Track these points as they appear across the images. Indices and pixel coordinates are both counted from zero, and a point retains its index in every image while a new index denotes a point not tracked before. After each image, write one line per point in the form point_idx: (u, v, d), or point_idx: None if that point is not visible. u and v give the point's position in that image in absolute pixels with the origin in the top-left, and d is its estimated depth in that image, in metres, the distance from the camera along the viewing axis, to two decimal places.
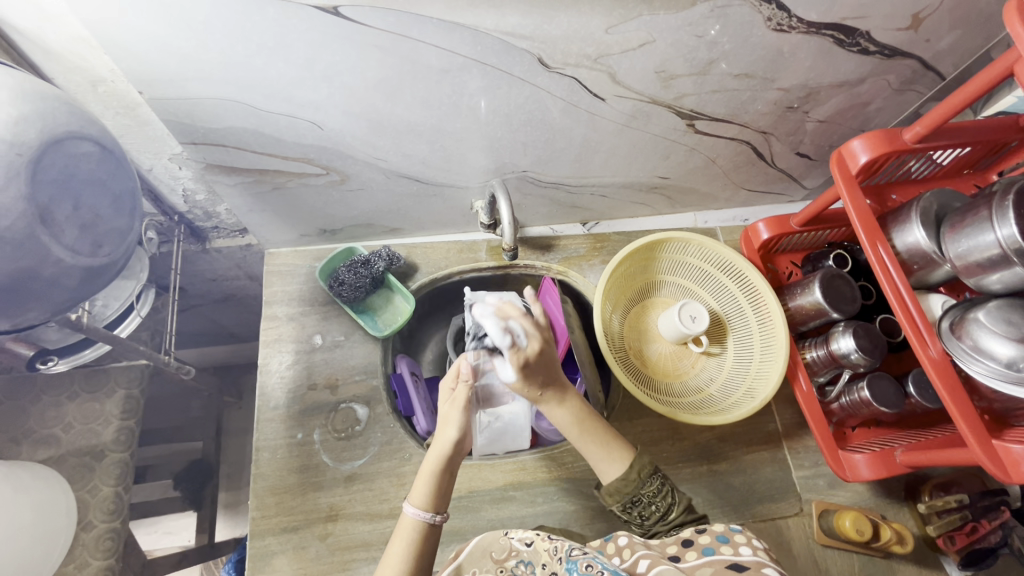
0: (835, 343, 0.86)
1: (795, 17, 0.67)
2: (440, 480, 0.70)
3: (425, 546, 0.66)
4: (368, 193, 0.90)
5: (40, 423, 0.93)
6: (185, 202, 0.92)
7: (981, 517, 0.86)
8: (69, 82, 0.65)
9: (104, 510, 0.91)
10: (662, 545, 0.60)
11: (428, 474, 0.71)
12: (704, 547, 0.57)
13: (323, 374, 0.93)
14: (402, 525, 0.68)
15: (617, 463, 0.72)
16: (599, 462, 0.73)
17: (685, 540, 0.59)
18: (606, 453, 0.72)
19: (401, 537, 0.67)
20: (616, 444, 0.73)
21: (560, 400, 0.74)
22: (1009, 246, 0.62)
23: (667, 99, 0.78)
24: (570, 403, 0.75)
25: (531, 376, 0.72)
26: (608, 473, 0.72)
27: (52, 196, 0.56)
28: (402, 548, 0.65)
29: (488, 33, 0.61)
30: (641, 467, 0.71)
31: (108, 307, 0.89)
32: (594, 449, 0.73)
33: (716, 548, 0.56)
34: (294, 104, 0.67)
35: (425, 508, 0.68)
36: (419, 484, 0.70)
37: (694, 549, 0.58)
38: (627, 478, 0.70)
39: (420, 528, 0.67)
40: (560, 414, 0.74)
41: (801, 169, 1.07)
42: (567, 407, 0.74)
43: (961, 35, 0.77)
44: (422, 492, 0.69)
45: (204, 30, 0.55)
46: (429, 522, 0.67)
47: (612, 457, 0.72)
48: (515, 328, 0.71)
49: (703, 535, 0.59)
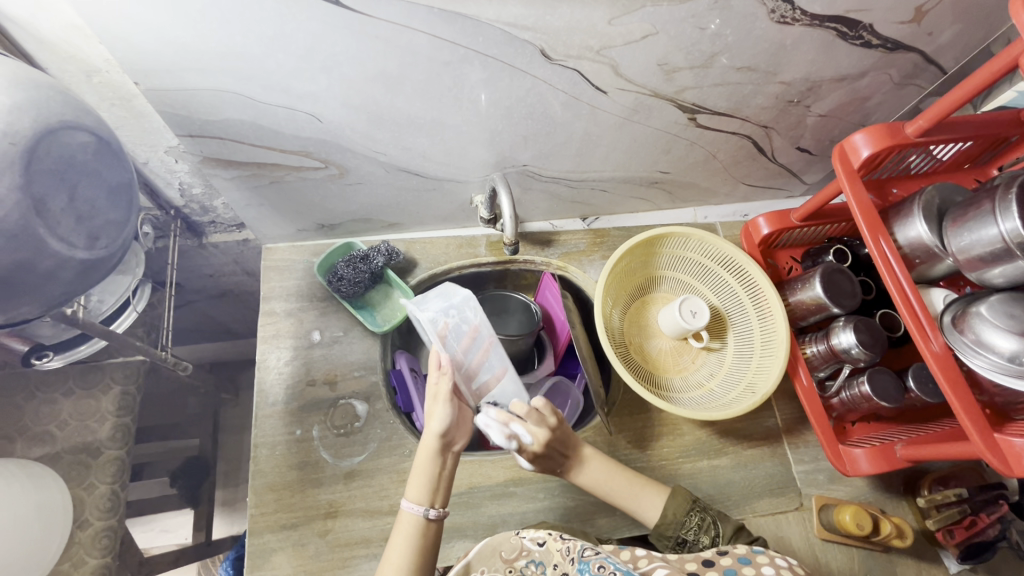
0: (835, 338, 0.86)
1: (798, 9, 0.66)
2: (434, 473, 0.70)
3: (424, 541, 0.67)
4: (367, 187, 0.89)
5: (35, 421, 0.92)
6: (182, 196, 0.91)
7: (981, 511, 0.85)
8: (63, 72, 0.64)
9: (100, 507, 0.90)
10: (680, 561, 0.59)
11: (422, 468, 0.70)
12: (726, 568, 0.58)
13: (322, 369, 0.92)
14: (401, 522, 0.68)
15: (656, 501, 0.75)
16: (641, 509, 0.75)
17: (706, 560, 0.59)
18: (646, 494, 0.76)
19: (401, 532, 0.67)
20: (648, 485, 0.77)
21: (581, 469, 0.77)
22: (1011, 240, 0.62)
23: (669, 92, 0.77)
24: (596, 460, 0.78)
25: (546, 455, 0.74)
26: (649, 515, 0.75)
27: (47, 186, 0.55)
28: (401, 545, 0.66)
29: (490, 24, 0.60)
30: (679, 504, 0.74)
31: (103, 302, 0.88)
32: (633, 495, 0.76)
33: (738, 569, 0.57)
34: (293, 96, 0.66)
35: (420, 503, 0.68)
36: (413, 479, 0.71)
37: (716, 569, 0.58)
38: (667, 517, 0.73)
39: (417, 524, 0.67)
40: (588, 478, 0.76)
41: (801, 164, 1.07)
42: (591, 468, 0.77)
43: (962, 29, 0.76)
44: (416, 486, 0.69)
45: (203, 19, 0.54)
46: (425, 517, 0.68)
47: (649, 494, 0.76)
48: (517, 427, 0.72)
49: (724, 557, 0.59)
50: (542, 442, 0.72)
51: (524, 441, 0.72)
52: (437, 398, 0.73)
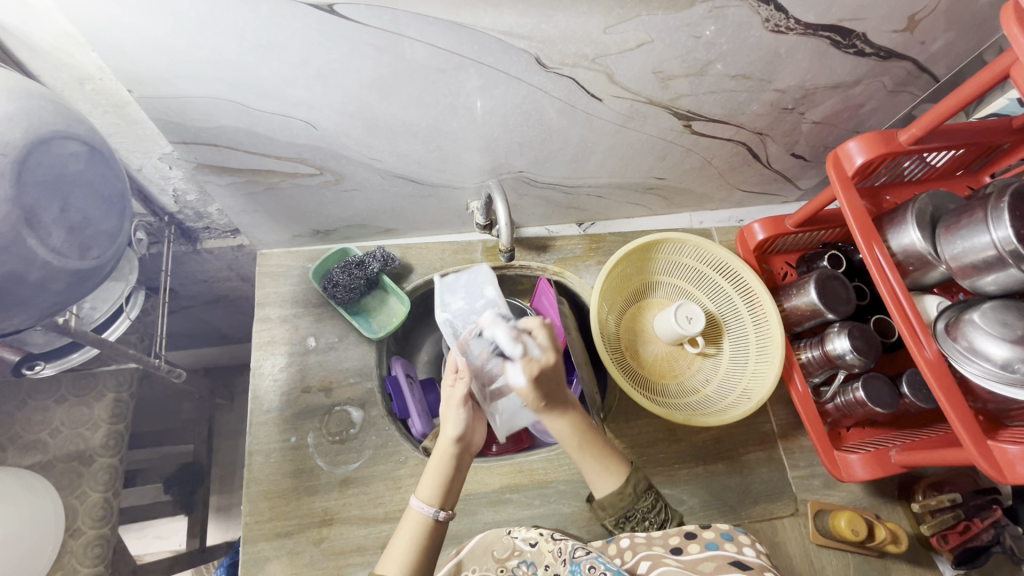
0: (830, 344, 0.86)
1: (792, 19, 0.67)
2: (448, 475, 0.69)
3: (429, 543, 0.65)
4: (362, 193, 0.89)
5: (26, 429, 0.92)
6: (176, 202, 0.90)
7: (975, 517, 0.86)
8: (56, 80, 0.64)
9: (93, 516, 0.89)
10: (664, 537, 0.60)
11: (436, 469, 0.69)
12: (707, 542, 0.57)
13: (317, 376, 0.91)
14: (407, 520, 0.67)
15: (612, 480, 0.70)
16: (594, 474, 0.71)
17: (688, 533, 0.59)
18: (601, 469, 0.71)
19: (407, 530, 0.66)
20: (613, 462, 0.71)
21: (562, 411, 0.72)
22: (1003, 248, 0.62)
23: (664, 99, 0.77)
24: (568, 414, 0.72)
25: (536, 388, 0.69)
26: (600, 486, 0.70)
27: (38, 197, 0.54)
28: (408, 541, 0.65)
29: (485, 32, 0.60)
30: (637, 482, 0.71)
31: (96, 310, 0.87)
32: (590, 462, 0.71)
33: (720, 544, 0.56)
34: (288, 104, 0.66)
35: (431, 504, 0.67)
36: (426, 479, 0.69)
37: (698, 542, 0.58)
38: (622, 493, 0.69)
39: (425, 524, 0.66)
40: (554, 426, 0.73)
41: (796, 170, 1.08)
42: (567, 420, 0.72)
43: (955, 37, 0.77)
44: (430, 486, 0.68)
45: (197, 26, 0.54)
46: (434, 518, 0.66)
47: (608, 472, 0.71)
48: (526, 339, 0.70)
49: (706, 530, 0.59)
50: (535, 372, 0.67)
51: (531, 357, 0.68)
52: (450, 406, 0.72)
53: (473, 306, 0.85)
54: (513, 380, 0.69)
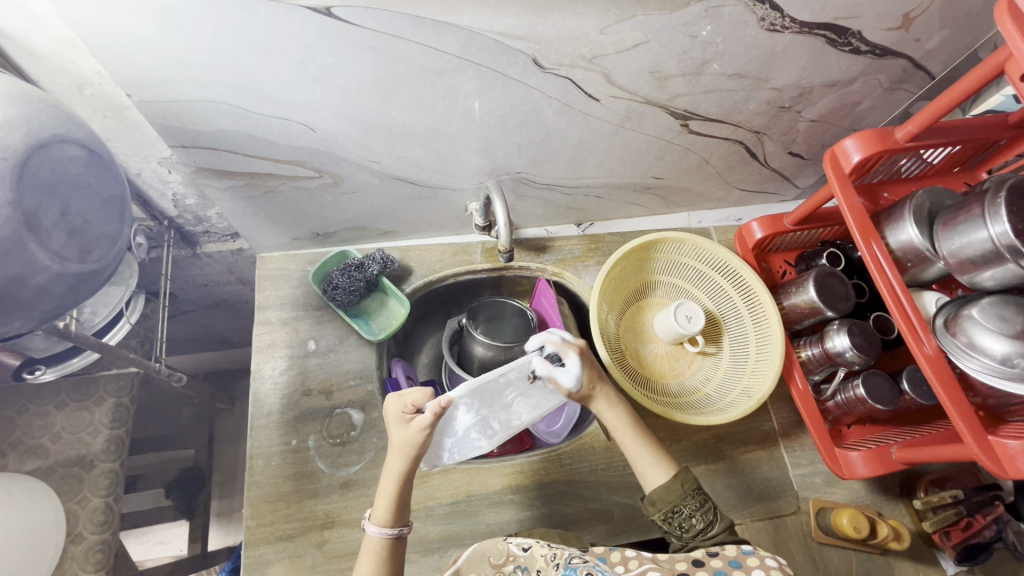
0: (829, 341, 0.86)
1: (788, 17, 0.67)
2: (402, 497, 0.69)
3: (391, 560, 0.67)
4: (361, 196, 0.89)
5: (26, 434, 0.91)
6: (176, 206, 0.91)
7: (977, 513, 0.86)
8: (55, 85, 0.64)
9: (95, 521, 0.90)
10: (670, 561, 0.58)
11: (387, 490, 0.69)
12: (715, 569, 0.57)
13: (318, 379, 0.91)
14: (367, 543, 0.68)
15: (662, 473, 0.73)
16: (646, 468, 0.74)
17: (695, 560, 0.58)
18: (654, 462, 0.74)
19: (366, 554, 0.67)
20: (663, 457, 0.75)
21: (611, 401, 0.79)
22: (1001, 243, 0.62)
23: (661, 99, 0.78)
24: (621, 407, 0.79)
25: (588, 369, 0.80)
26: (651, 480, 0.73)
27: (38, 201, 0.55)
28: (366, 567, 0.65)
29: (482, 34, 0.60)
30: (685, 478, 0.71)
31: (97, 314, 0.88)
32: (644, 454, 0.75)
33: (728, 571, 0.56)
34: (286, 107, 0.66)
35: (387, 526, 0.68)
36: (379, 501, 0.69)
37: (705, 569, 0.57)
38: (670, 487, 0.71)
39: (382, 546, 0.67)
40: (611, 414, 0.79)
41: (793, 169, 1.08)
42: (617, 410, 0.79)
43: (950, 34, 0.77)
44: (382, 508, 0.68)
45: (196, 32, 0.54)
46: (394, 537, 0.67)
47: (659, 465, 0.74)
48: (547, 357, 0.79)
49: (715, 558, 0.58)
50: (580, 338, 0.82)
51: (565, 342, 0.80)
52: (407, 442, 0.69)
53: (505, 407, 0.81)
54: (568, 381, 0.78)
